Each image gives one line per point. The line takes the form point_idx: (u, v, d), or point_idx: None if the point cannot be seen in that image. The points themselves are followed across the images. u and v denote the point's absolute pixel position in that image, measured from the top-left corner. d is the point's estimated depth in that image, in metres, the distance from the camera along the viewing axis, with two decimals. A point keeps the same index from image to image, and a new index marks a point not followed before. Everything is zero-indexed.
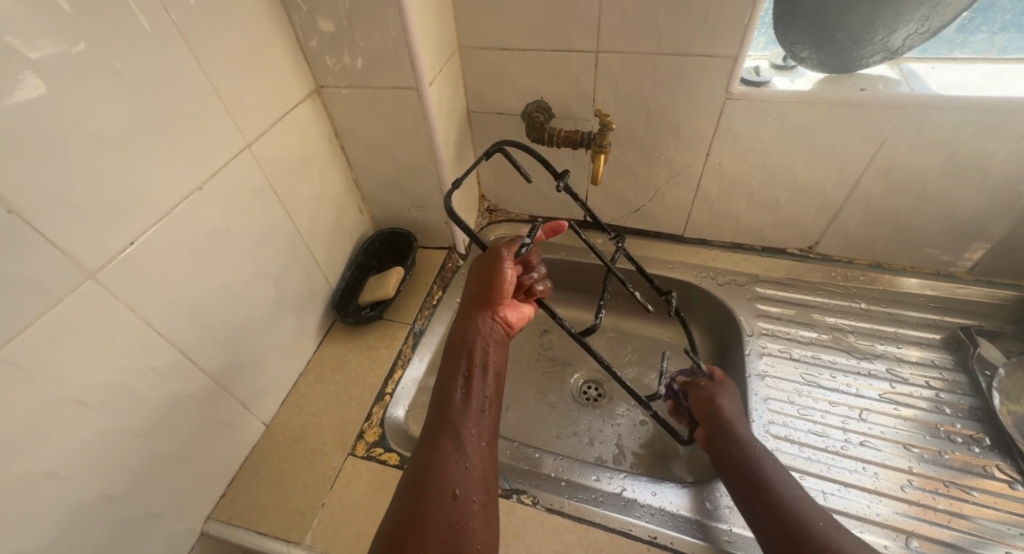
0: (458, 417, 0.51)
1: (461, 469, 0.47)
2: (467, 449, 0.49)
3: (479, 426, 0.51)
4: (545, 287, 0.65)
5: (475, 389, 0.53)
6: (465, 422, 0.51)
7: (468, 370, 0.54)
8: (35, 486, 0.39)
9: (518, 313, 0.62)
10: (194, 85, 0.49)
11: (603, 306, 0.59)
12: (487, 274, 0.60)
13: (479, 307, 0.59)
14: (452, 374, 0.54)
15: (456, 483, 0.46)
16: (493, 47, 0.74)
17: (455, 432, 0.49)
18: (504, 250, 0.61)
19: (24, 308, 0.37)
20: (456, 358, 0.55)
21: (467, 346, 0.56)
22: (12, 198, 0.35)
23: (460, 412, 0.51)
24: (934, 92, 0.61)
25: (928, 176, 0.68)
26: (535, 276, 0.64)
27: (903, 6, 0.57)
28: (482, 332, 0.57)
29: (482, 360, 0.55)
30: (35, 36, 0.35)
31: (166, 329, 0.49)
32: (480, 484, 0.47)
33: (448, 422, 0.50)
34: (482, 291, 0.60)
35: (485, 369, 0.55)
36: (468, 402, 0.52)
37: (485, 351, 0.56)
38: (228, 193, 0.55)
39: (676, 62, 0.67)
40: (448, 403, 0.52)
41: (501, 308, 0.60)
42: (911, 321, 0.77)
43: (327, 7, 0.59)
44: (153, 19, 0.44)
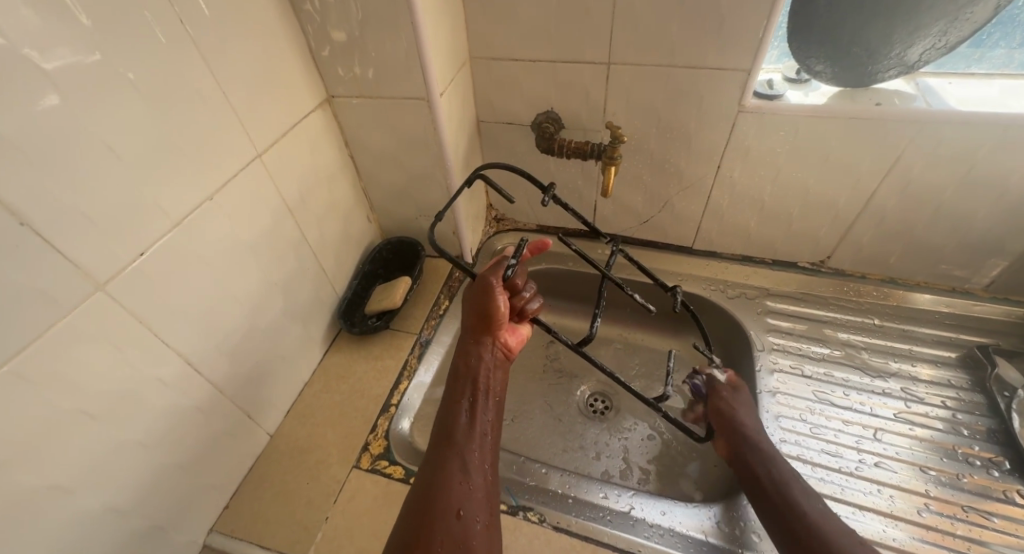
0: (463, 439, 0.51)
1: (464, 489, 0.47)
2: (471, 470, 0.49)
3: (483, 449, 0.52)
4: (538, 304, 0.62)
5: (479, 414, 0.54)
6: (469, 444, 0.51)
7: (473, 395, 0.55)
8: (40, 499, 0.39)
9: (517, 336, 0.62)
10: (207, 95, 0.49)
11: (597, 320, 0.58)
12: (479, 303, 0.58)
13: (478, 335, 0.59)
14: (456, 399, 0.55)
15: (460, 503, 0.46)
16: (504, 58, 0.74)
17: (460, 455, 0.50)
18: (492, 278, 0.58)
19: (33, 319, 0.36)
20: (460, 384, 0.56)
21: (472, 371, 0.56)
22: (24, 210, 0.35)
23: (464, 435, 0.51)
24: (952, 107, 0.60)
25: (945, 192, 0.67)
26: (527, 296, 0.61)
27: (920, 21, 0.57)
28: (485, 358, 0.57)
29: (486, 386, 0.56)
30: (52, 48, 0.35)
31: (174, 340, 0.48)
32: (483, 505, 0.47)
33: (452, 444, 0.51)
34: (478, 318, 0.59)
35: (489, 394, 0.56)
36: (473, 426, 0.53)
37: (489, 378, 0.57)
38: (238, 203, 0.55)
39: (688, 75, 0.67)
40: (453, 427, 0.52)
41: (501, 334, 0.60)
42: (926, 338, 0.75)
43: (340, 18, 0.59)
44: (168, 30, 0.44)
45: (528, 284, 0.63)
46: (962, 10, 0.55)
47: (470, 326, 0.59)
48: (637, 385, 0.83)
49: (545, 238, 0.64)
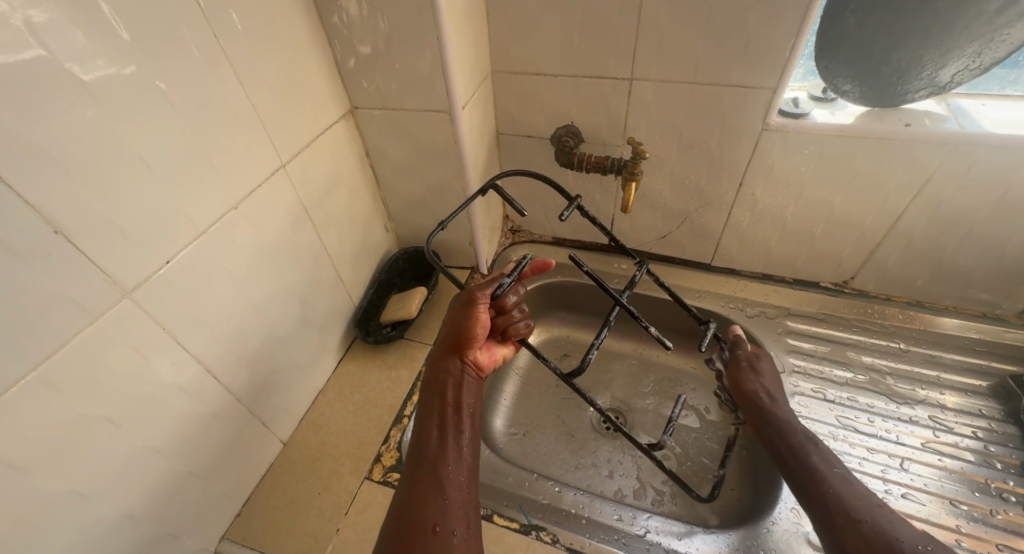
0: (433, 454, 0.50)
1: (440, 504, 0.46)
2: (445, 485, 0.48)
3: (457, 461, 0.50)
4: (526, 326, 0.61)
5: (449, 429, 0.52)
6: (442, 461, 0.49)
7: (442, 411, 0.53)
8: (60, 504, 0.39)
9: (490, 355, 0.60)
10: (236, 107, 0.50)
11: (591, 352, 0.55)
12: (459, 314, 0.57)
13: (451, 350, 0.57)
14: (427, 419, 0.53)
15: (436, 517, 0.45)
16: (526, 72, 0.74)
17: (430, 470, 0.48)
18: (479, 292, 0.57)
19: (62, 325, 0.37)
20: (430, 401, 0.55)
21: (437, 387, 0.55)
22: (59, 219, 0.36)
23: (435, 451, 0.50)
24: (986, 129, 0.59)
25: (976, 215, 0.65)
26: (515, 317, 0.61)
27: (953, 42, 0.56)
28: (454, 375, 0.56)
29: (456, 398, 0.54)
30: (91, 61, 0.36)
31: (194, 347, 0.49)
32: (463, 517, 0.46)
33: (424, 462, 0.49)
34: (454, 333, 0.57)
35: (459, 407, 0.54)
36: (444, 439, 0.51)
37: (458, 390, 0.55)
38: (261, 212, 0.55)
39: (712, 92, 0.66)
40: (424, 444, 0.51)
41: (474, 350, 0.58)
42: (954, 365, 0.73)
43: (367, 32, 0.60)
44: (202, 44, 0.45)
45: (519, 304, 0.62)
46: (997, 31, 0.54)
47: (445, 339, 0.58)
48: (651, 402, 0.81)
49: (549, 259, 0.63)
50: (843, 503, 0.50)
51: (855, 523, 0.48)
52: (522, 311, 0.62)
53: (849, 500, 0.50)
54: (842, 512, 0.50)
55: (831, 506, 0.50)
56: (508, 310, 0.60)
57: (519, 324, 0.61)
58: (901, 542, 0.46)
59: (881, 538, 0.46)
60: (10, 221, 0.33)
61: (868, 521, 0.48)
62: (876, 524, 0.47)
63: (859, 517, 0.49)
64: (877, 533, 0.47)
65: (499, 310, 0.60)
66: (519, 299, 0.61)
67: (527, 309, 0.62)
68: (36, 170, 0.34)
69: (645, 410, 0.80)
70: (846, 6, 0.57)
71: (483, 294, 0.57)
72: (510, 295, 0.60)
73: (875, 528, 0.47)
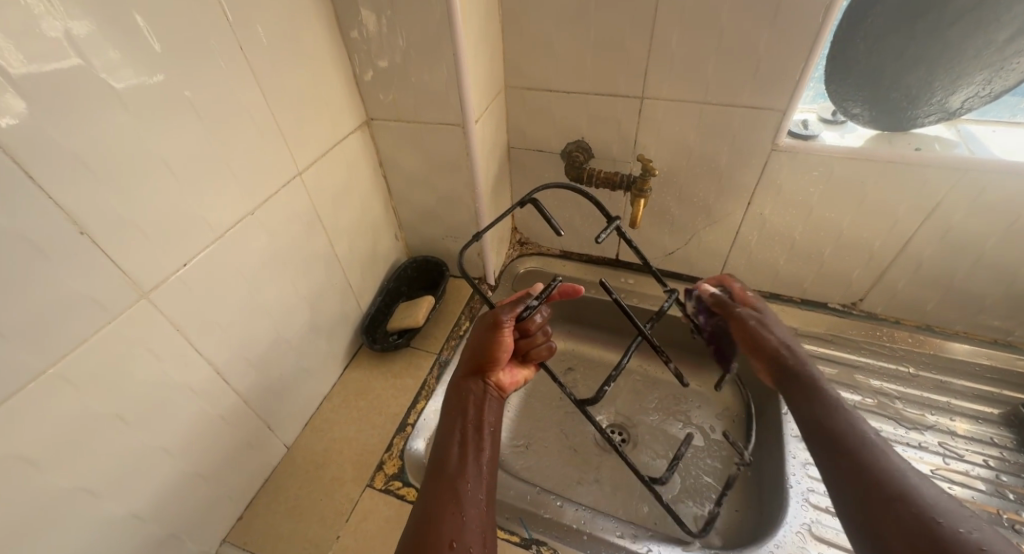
0: (454, 469, 0.48)
1: (457, 521, 0.44)
2: (464, 501, 0.45)
3: (477, 479, 0.48)
4: (547, 349, 0.62)
5: (469, 446, 0.50)
6: (462, 477, 0.47)
7: (463, 429, 0.52)
8: (68, 501, 0.40)
9: (513, 376, 0.59)
10: (257, 115, 0.51)
11: (609, 384, 0.56)
12: (483, 335, 0.58)
13: (475, 371, 0.57)
14: (447, 434, 0.51)
15: (453, 535, 0.42)
16: (538, 88, 0.75)
17: (450, 484, 0.46)
18: (506, 313, 0.58)
19: (82, 324, 0.38)
20: (451, 419, 0.53)
21: (460, 403, 0.54)
22: (85, 220, 0.37)
23: (455, 466, 0.48)
24: (995, 155, 0.59)
25: (987, 240, 0.65)
26: (539, 340, 0.61)
27: (962, 69, 0.56)
28: (476, 394, 0.55)
29: (478, 417, 0.53)
30: (121, 70, 0.38)
31: (206, 349, 0.49)
32: (480, 534, 0.43)
33: (443, 476, 0.47)
34: (478, 354, 0.57)
35: (480, 426, 0.52)
36: (465, 458, 0.49)
37: (480, 407, 0.54)
38: (276, 218, 0.56)
39: (722, 112, 0.67)
40: (444, 460, 0.49)
41: (497, 372, 0.57)
42: (964, 391, 0.72)
43: (385, 47, 0.62)
44: (229, 56, 0.47)
45: (544, 327, 0.62)
46: (1008, 59, 0.54)
47: (467, 360, 0.58)
48: (656, 419, 0.81)
49: (579, 286, 0.63)
50: (874, 475, 0.42)
51: (888, 500, 0.40)
52: (548, 334, 0.63)
53: (884, 472, 0.42)
54: (874, 487, 0.41)
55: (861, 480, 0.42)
56: (535, 333, 0.61)
57: (541, 347, 0.62)
58: (940, 523, 0.37)
59: (918, 519, 0.38)
60: (38, 220, 0.34)
61: (906, 495, 0.40)
62: (915, 500, 0.39)
63: (896, 493, 0.40)
64: (913, 511, 0.38)
65: (524, 332, 0.61)
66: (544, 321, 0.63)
67: (551, 332, 0.62)
68: (67, 172, 0.35)
69: (649, 426, 0.80)
70: (856, 32, 0.58)
71: (507, 316, 0.57)
72: (534, 318, 0.60)
73: (913, 507, 0.39)
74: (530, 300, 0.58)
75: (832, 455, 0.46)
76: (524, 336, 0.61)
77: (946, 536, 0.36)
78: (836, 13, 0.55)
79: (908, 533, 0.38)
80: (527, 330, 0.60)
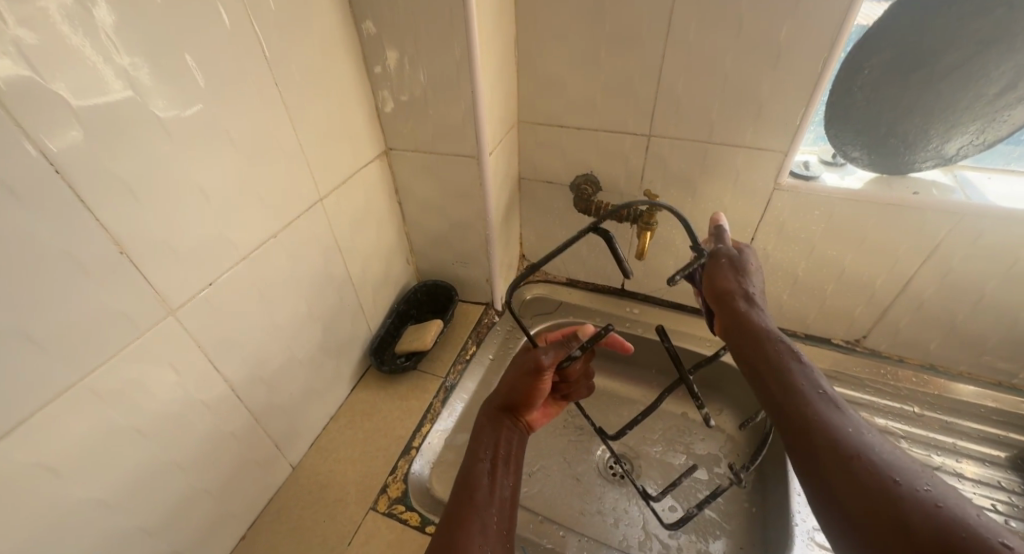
0: (482, 500, 0.47)
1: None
2: (491, 533, 0.44)
3: (504, 513, 0.47)
4: (579, 392, 0.65)
5: (499, 478, 0.50)
6: (489, 508, 0.46)
7: (493, 460, 0.51)
8: (85, 512, 0.41)
9: (545, 415, 0.62)
10: (286, 144, 0.54)
11: (631, 429, 0.67)
12: (522, 374, 0.58)
13: (507, 408, 0.58)
14: (475, 462, 0.51)
15: None
16: (550, 124, 0.79)
17: (478, 514, 0.45)
18: (549, 361, 0.57)
19: (113, 338, 0.40)
20: (479, 450, 0.53)
21: (493, 435, 0.55)
22: (126, 240, 0.39)
23: (484, 497, 0.47)
24: (990, 201, 0.61)
25: (987, 283, 0.66)
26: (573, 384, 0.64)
27: (956, 119, 0.59)
28: (507, 431, 0.56)
29: (506, 452, 0.53)
30: (169, 102, 0.41)
31: (223, 366, 0.51)
32: None
33: (469, 504, 0.46)
34: (516, 392, 0.58)
35: (508, 460, 0.52)
36: (493, 490, 0.48)
37: (509, 444, 0.55)
38: (297, 240, 0.59)
39: (726, 151, 0.70)
40: (472, 486, 0.48)
41: (529, 413, 0.59)
42: (971, 434, 0.72)
43: (407, 83, 0.66)
44: (265, 91, 0.50)
45: (580, 370, 0.64)
46: (999, 112, 0.57)
47: (503, 394, 0.58)
48: (658, 449, 0.81)
49: (628, 344, 0.66)
50: (826, 434, 0.37)
51: (845, 460, 0.35)
52: (585, 377, 0.65)
53: (840, 431, 0.37)
54: (829, 447, 0.37)
55: (814, 442, 0.38)
56: (573, 377, 0.63)
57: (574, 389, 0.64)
58: (899, 484, 0.32)
59: (874, 480, 0.33)
60: (84, 241, 0.37)
61: (862, 458, 0.35)
62: (872, 459, 0.35)
63: (851, 452, 0.36)
64: (870, 470, 0.34)
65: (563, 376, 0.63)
66: (582, 364, 0.64)
67: (590, 375, 0.66)
68: (112, 196, 0.38)
69: (652, 458, 0.80)
70: (854, 80, 0.61)
71: (548, 361, 0.57)
72: (573, 366, 0.62)
73: (872, 466, 0.34)
74: (574, 349, 0.58)
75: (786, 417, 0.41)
76: (562, 378, 0.63)
77: (902, 496, 0.32)
78: (834, 64, 0.59)
79: (866, 496, 0.33)
80: (565, 373, 0.62)
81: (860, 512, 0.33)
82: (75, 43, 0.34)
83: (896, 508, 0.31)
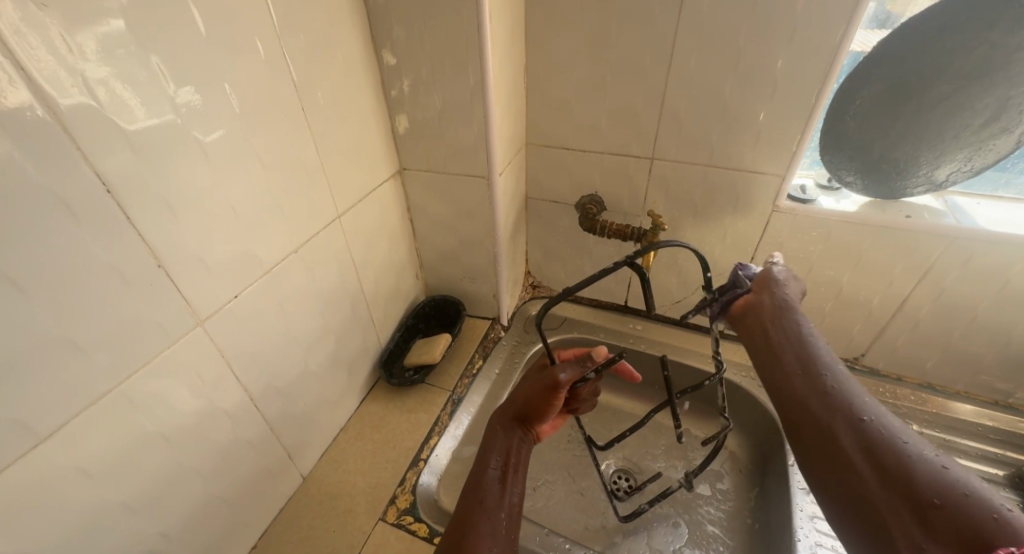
0: (493, 504, 0.48)
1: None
2: (499, 537, 0.45)
3: (512, 519, 0.48)
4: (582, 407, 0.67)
5: (509, 485, 0.51)
6: (498, 512, 0.48)
7: (504, 466, 0.53)
8: (113, 516, 0.42)
9: (549, 426, 0.64)
10: (309, 165, 0.57)
11: (622, 439, 0.69)
12: (538, 388, 0.59)
13: (519, 418, 0.59)
14: (484, 467, 0.53)
15: None
16: (557, 146, 0.82)
17: (488, 518, 0.47)
18: (566, 382, 0.59)
19: (147, 347, 0.42)
20: (490, 456, 0.54)
21: (505, 443, 0.56)
22: (163, 253, 0.42)
23: (495, 501, 0.49)
24: (979, 225, 0.64)
25: (979, 304, 0.69)
26: (580, 401, 0.66)
27: (944, 146, 0.62)
28: (517, 440, 0.57)
29: (516, 460, 0.55)
30: (208, 126, 0.44)
31: (243, 376, 0.53)
32: None
33: (479, 507, 0.48)
34: (530, 405, 0.59)
35: (518, 468, 0.54)
36: (503, 495, 0.50)
37: (520, 453, 0.56)
38: (316, 255, 0.61)
39: (726, 174, 0.73)
40: (482, 491, 0.50)
41: (539, 424, 0.60)
42: (970, 452, 0.72)
43: (423, 108, 0.69)
44: (292, 115, 0.53)
45: (589, 389, 0.66)
46: (985, 141, 0.60)
47: (517, 405, 0.59)
48: (661, 464, 0.82)
49: (636, 374, 0.68)
50: (844, 398, 0.41)
51: (859, 422, 0.39)
52: (591, 395, 0.67)
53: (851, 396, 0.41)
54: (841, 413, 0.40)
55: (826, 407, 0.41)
56: (582, 395, 0.65)
57: (581, 405, 0.66)
58: (909, 446, 0.37)
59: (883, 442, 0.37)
60: (127, 254, 0.39)
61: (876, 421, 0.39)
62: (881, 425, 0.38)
63: (866, 416, 0.39)
64: (883, 430, 0.38)
65: (572, 393, 0.64)
66: (592, 383, 0.66)
67: (595, 392, 0.68)
68: (153, 211, 0.40)
69: (655, 473, 0.81)
70: (847, 110, 0.65)
71: (565, 379, 0.59)
72: (584, 387, 0.64)
73: (885, 428, 0.38)
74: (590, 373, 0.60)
75: (803, 382, 0.44)
76: (571, 395, 0.64)
77: (907, 460, 0.36)
78: (827, 95, 0.62)
79: (874, 456, 0.37)
80: (576, 390, 0.63)
81: (870, 467, 0.37)
82: (129, 74, 0.37)
83: (900, 470, 0.35)
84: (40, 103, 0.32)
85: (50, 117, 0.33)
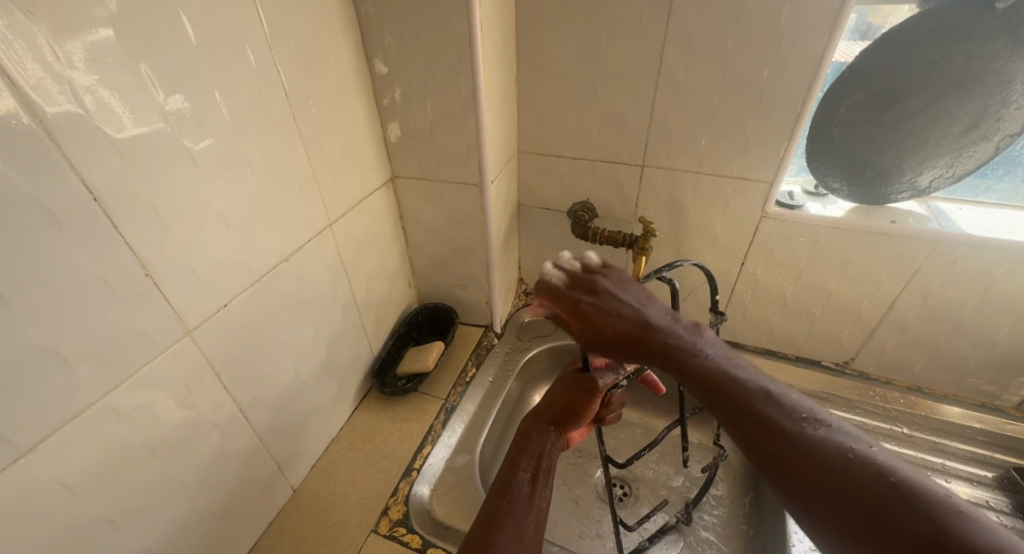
0: (521, 504, 0.48)
1: None
2: (525, 540, 0.45)
3: (537, 525, 0.48)
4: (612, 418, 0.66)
5: (539, 489, 0.51)
6: (526, 514, 0.47)
7: (535, 469, 0.53)
8: (96, 532, 0.41)
9: (579, 434, 0.63)
10: (300, 173, 0.57)
11: (643, 454, 0.66)
12: (577, 392, 0.61)
13: (552, 421, 0.59)
14: (515, 467, 0.53)
15: None
16: (549, 154, 0.83)
17: (516, 520, 0.46)
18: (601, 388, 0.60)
19: (133, 356, 0.41)
20: (521, 457, 0.54)
21: (538, 446, 0.56)
22: (151, 262, 0.41)
23: (523, 503, 0.48)
24: (961, 230, 0.65)
25: (964, 308, 0.70)
26: (611, 409, 0.65)
27: (926, 153, 0.63)
28: (549, 444, 0.57)
29: (547, 466, 0.54)
30: (199, 134, 0.44)
31: (231, 386, 0.52)
32: None
33: (508, 507, 0.47)
34: (564, 409, 0.60)
35: (548, 474, 0.54)
36: (532, 496, 0.50)
37: (550, 458, 0.56)
38: (307, 263, 0.61)
39: (716, 181, 0.74)
40: (509, 490, 0.49)
41: (570, 430, 0.60)
42: (959, 454, 0.73)
43: (415, 116, 0.69)
44: (283, 123, 0.53)
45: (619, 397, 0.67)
46: (965, 147, 0.62)
47: (554, 407, 0.61)
48: (655, 470, 0.82)
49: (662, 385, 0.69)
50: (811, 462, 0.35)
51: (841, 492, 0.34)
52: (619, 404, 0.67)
53: (796, 438, 0.37)
54: (797, 465, 0.36)
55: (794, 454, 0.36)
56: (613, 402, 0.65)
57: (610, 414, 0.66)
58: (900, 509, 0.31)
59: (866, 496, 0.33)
60: (114, 262, 0.39)
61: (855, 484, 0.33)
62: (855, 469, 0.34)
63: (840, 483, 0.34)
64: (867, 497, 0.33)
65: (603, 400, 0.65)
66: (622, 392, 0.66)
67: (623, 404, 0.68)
68: (142, 219, 0.40)
69: (649, 479, 0.81)
70: (832, 117, 0.66)
71: (604, 384, 0.60)
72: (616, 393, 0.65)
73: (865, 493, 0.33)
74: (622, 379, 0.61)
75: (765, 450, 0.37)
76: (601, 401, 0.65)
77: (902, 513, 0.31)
78: (812, 104, 0.63)
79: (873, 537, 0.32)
80: (607, 398, 0.64)
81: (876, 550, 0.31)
82: (116, 82, 0.37)
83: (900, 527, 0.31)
84: (25, 111, 0.32)
85: (36, 124, 0.33)
